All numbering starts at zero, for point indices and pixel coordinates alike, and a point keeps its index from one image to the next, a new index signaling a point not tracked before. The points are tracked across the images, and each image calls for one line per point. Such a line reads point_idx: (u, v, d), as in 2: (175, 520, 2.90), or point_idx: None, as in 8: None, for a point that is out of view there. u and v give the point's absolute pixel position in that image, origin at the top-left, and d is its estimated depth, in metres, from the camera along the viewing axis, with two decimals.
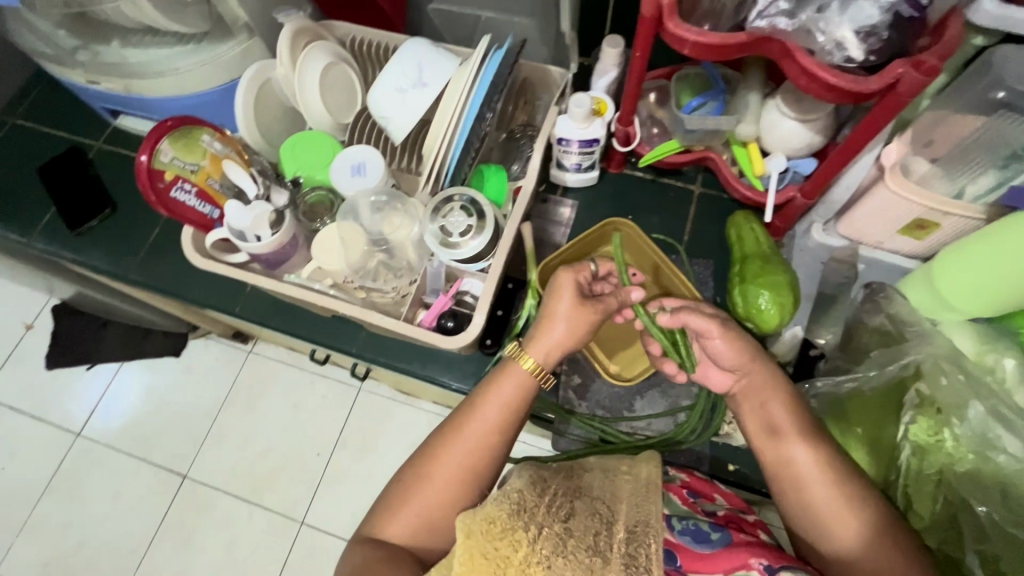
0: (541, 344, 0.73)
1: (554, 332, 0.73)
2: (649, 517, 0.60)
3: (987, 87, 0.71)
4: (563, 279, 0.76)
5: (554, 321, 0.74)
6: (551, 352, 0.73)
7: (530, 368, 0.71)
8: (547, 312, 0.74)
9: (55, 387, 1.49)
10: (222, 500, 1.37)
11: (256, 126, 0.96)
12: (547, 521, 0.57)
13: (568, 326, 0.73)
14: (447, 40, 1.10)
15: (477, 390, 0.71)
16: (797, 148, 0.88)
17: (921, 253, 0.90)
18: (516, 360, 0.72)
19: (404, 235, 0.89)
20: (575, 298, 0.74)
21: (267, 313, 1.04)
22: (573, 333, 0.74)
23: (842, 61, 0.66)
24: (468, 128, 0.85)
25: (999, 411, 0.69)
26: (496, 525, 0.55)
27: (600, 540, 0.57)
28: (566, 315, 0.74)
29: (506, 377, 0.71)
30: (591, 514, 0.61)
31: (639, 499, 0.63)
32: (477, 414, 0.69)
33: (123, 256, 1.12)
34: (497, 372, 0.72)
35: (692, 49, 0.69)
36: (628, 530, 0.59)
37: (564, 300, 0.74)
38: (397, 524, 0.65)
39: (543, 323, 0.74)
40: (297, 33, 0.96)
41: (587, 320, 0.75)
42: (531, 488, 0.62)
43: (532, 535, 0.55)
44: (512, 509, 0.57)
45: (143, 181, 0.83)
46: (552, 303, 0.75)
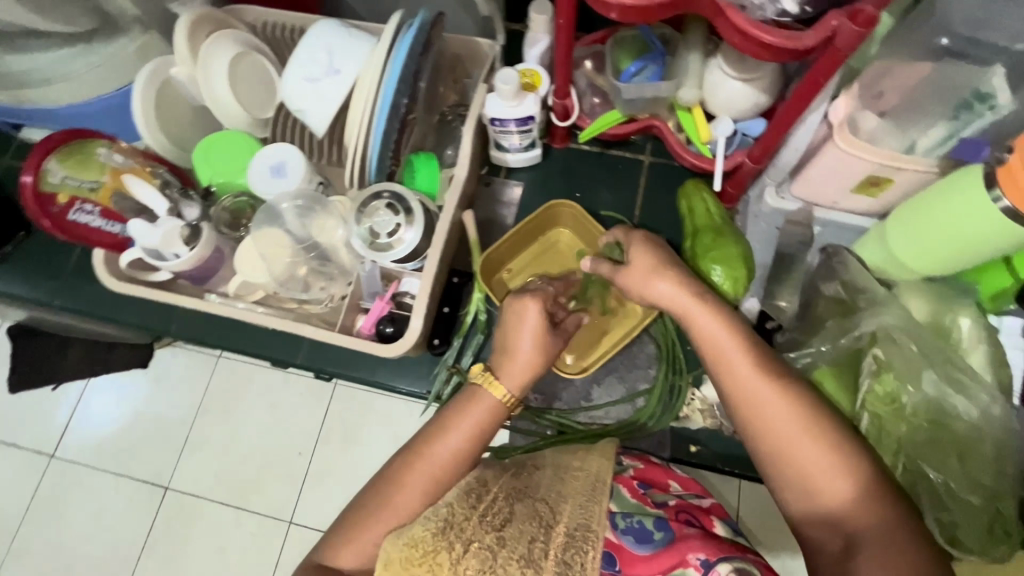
0: (510, 368, 0.66)
1: (519, 361, 0.67)
2: (591, 519, 0.56)
3: (930, 33, 0.66)
4: (530, 305, 0.68)
5: (519, 349, 0.67)
6: (521, 382, 0.67)
7: (500, 395, 0.65)
8: (509, 346, 0.68)
9: (21, 411, 1.33)
10: (208, 507, 1.24)
11: (161, 131, 0.88)
12: (477, 536, 0.54)
13: (536, 356, 0.67)
14: (365, 17, 1.01)
15: (446, 413, 0.65)
16: (744, 109, 0.82)
17: (877, 210, 0.85)
18: (484, 387, 0.65)
19: (332, 238, 0.84)
20: (539, 328, 0.67)
21: (206, 332, 0.99)
22: (538, 360, 0.68)
23: (776, 15, 0.61)
24: (386, 116, 0.77)
25: (952, 375, 0.69)
26: (417, 550, 0.52)
27: (535, 548, 0.54)
28: (530, 348, 0.67)
29: (474, 403, 0.64)
30: (529, 518, 0.58)
31: (585, 498, 0.59)
32: (444, 437, 0.62)
33: (46, 281, 1.05)
34: (465, 397, 0.66)
35: (618, 14, 0.63)
36: (567, 533, 0.55)
37: (536, 323, 0.67)
38: (347, 555, 0.58)
39: (506, 355, 0.67)
40: (197, 21, 0.86)
41: (552, 347, 0.69)
42: (465, 500, 0.59)
43: (457, 555, 0.52)
44: (437, 527, 0.54)
45: (32, 207, 0.76)
46: (514, 337, 0.67)
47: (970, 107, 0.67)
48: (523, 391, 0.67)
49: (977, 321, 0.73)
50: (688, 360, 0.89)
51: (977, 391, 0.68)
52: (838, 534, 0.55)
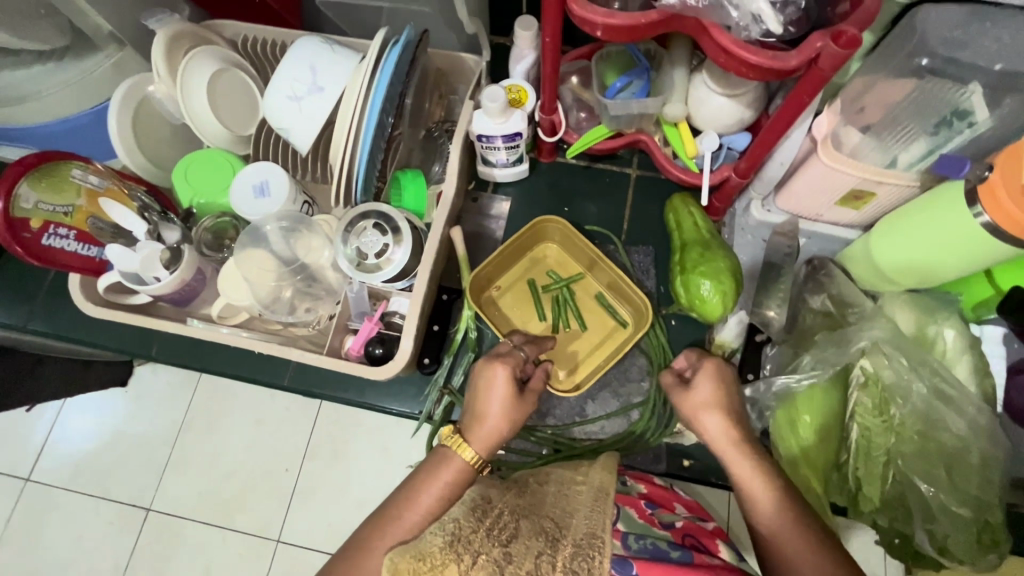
0: (478, 431, 0.66)
1: (488, 426, 0.66)
2: (597, 528, 0.54)
3: (911, 54, 0.65)
4: (500, 369, 0.69)
5: (487, 414, 0.67)
6: (492, 444, 0.67)
7: (469, 458, 0.64)
8: (478, 411, 0.68)
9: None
10: (191, 529, 1.20)
11: (140, 151, 0.86)
12: (485, 548, 0.53)
13: (503, 421, 0.67)
14: (348, 33, 1.00)
15: (416, 475, 0.64)
16: (729, 124, 0.83)
17: (861, 222, 0.86)
18: (454, 450, 0.65)
19: (319, 258, 0.83)
20: (508, 392, 0.68)
21: (189, 354, 0.97)
22: (506, 422, 0.67)
23: (760, 35, 0.61)
24: (371, 134, 0.76)
25: (940, 388, 0.70)
26: (425, 563, 0.52)
27: (541, 562, 0.52)
28: (499, 410, 0.67)
29: (442, 465, 0.64)
30: (536, 534, 0.56)
31: (592, 507, 0.57)
32: (412, 502, 0.61)
33: (21, 303, 1.02)
34: (433, 456, 0.66)
35: (604, 33, 0.63)
36: (575, 543, 0.54)
37: (505, 386, 0.68)
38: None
39: (475, 418, 0.68)
40: (173, 39, 0.84)
41: (523, 411, 0.69)
42: (470, 514, 0.58)
43: (464, 566, 0.52)
44: (445, 541, 0.53)
45: (3, 234, 0.71)
46: (483, 400, 0.68)
47: (949, 124, 0.68)
48: (491, 452, 0.66)
49: (961, 332, 0.74)
50: None
51: (964, 404, 0.69)
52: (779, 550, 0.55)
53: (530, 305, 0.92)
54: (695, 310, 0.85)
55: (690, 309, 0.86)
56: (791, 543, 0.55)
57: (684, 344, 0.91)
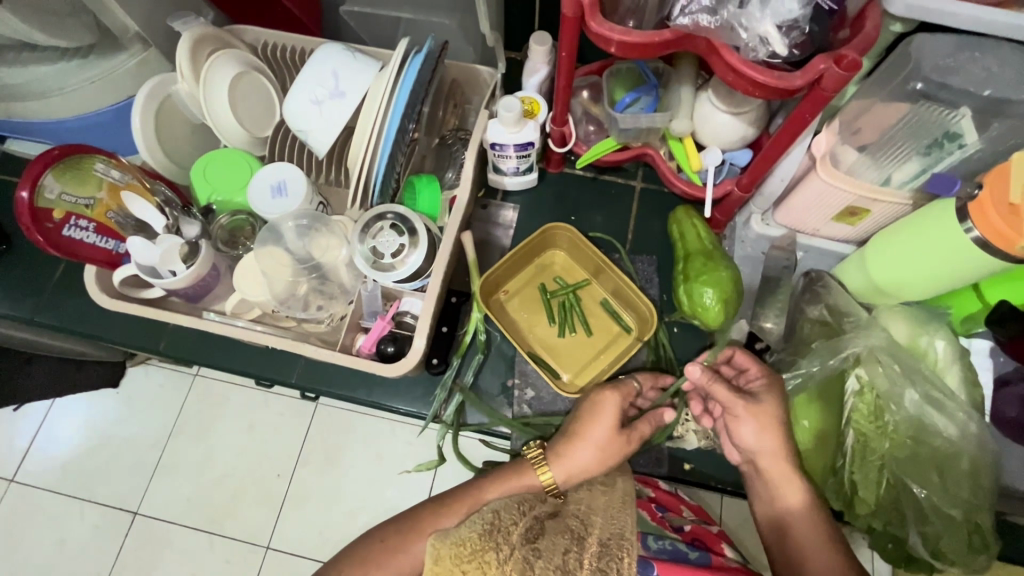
0: (562, 456, 0.65)
1: (582, 453, 0.65)
2: (623, 529, 0.58)
3: (905, 78, 0.70)
4: (610, 396, 0.67)
5: (587, 437, 0.65)
6: (573, 476, 0.65)
7: (543, 478, 0.65)
8: (579, 430, 0.66)
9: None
10: (179, 534, 1.18)
11: (159, 147, 0.87)
12: (519, 542, 0.55)
13: (605, 452, 0.65)
14: (367, 42, 1.03)
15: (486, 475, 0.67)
16: (733, 140, 0.87)
17: (855, 238, 0.90)
18: (534, 469, 0.65)
19: (336, 257, 0.84)
20: (616, 424, 0.66)
21: (196, 350, 0.98)
22: (604, 459, 0.65)
23: (766, 56, 0.65)
24: (392, 140, 0.79)
25: (931, 395, 0.74)
26: (466, 547, 0.53)
27: (570, 559, 0.54)
28: (601, 439, 0.65)
29: (516, 478, 0.66)
30: (561, 532, 0.58)
31: (614, 510, 0.60)
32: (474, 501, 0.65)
33: (26, 297, 1.02)
34: (507, 467, 0.68)
35: (618, 49, 0.66)
36: (601, 543, 0.57)
37: (613, 420, 0.66)
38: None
39: (571, 439, 0.66)
40: (197, 42, 0.86)
41: (621, 453, 0.66)
42: (511, 507, 0.60)
43: (502, 556, 0.53)
44: (483, 529, 0.55)
45: (26, 222, 0.73)
46: (588, 420, 0.66)
47: (941, 145, 0.73)
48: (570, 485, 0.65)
49: (950, 343, 0.78)
50: None
51: (954, 410, 0.74)
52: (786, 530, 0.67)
53: (538, 309, 0.95)
54: (697, 317, 0.88)
55: (692, 317, 0.89)
56: (810, 536, 0.65)
57: (685, 351, 0.94)
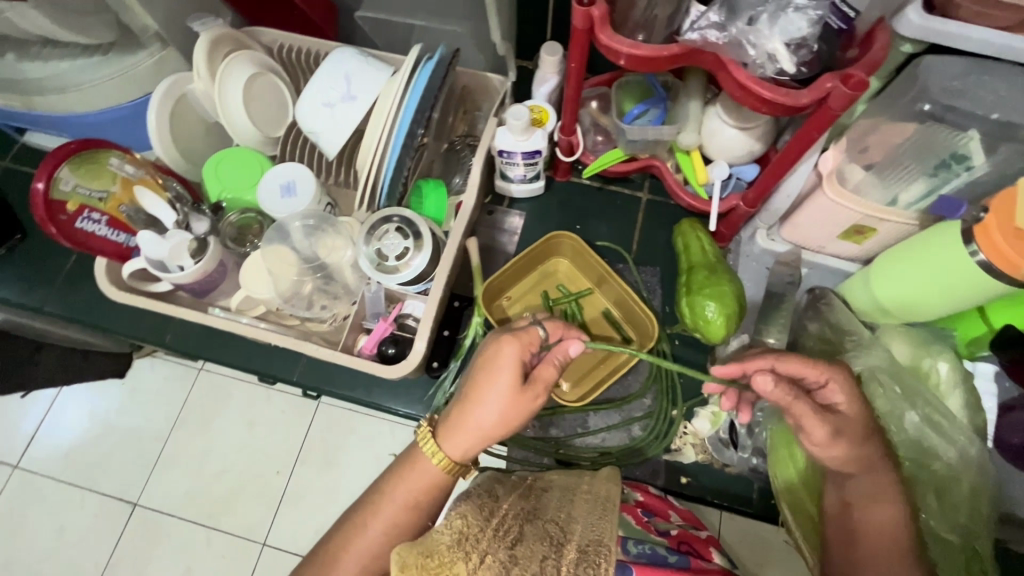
0: (452, 436, 0.62)
1: (477, 418, 0.61)
2: (603, 535, 0.56)
3: (914, 99, 0.70)
4: (507, 349, 0.61)
5: (483, 399, 0.60)
6: (469, 446, 0.62)
7: (438, 462, 0.64)
8: (472, 393, 0.61)
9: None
10: (177, 527, 1.19)
11: (173, 144, 0.89)
12: (492, 550, 0.54)
13: (502, 412, 0.60)
14: (380, 46, 1.05)
15: (397, 459, 0.66)
16: (739, 155, 0.87)
17: (861, 256, 0.89)
18: (428, 447, 0.63)
19: (341, 258, 0.85)
20: (512, 382, 0.60)
21: (202, 344, 1.00)
22: (503, 421, 0.61)
23: (774, 73, 0.65)
24: (400, 145, 0.80)
25: (932, 417, 0.74)
26: (433, 559, 0.52)
27: (546, 565, 0.53)
28: (497, 399, 0.60)
29: (416, 461, 0.64)
30: (540, 539, 0.57)
31: (595, 516, 0.60)
32: (393, 485, 0.65)
33: (40, 286, 1.05)
34: (407, 455, 0.66)
35: (627, 62, 0.67)
36: (579, 550, 0.55)
37: (506, 381, 0.60)
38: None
39: (465, 404, 0.62)
40: (214, 42, 0.87)
41: (523, 409, 0.62)
42: (478, 513, 0.59)
43: (472, 565, 0.53)
44: (452, 540, 0.54)
45: (40, 213, 0.76)
46: (481, 381, 0.61)
47: (948, 167, 0.72)
48: (469, 460, 0.64)
49: (954, 366, 0.77)
50: (684, 390, 0.92)
51: (955, 433, 0.73)
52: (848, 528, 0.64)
53: None
54: (699, 331, 0.88)
55: (694, 330, 0.89)
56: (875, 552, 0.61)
57: (686, 364, 0.94)
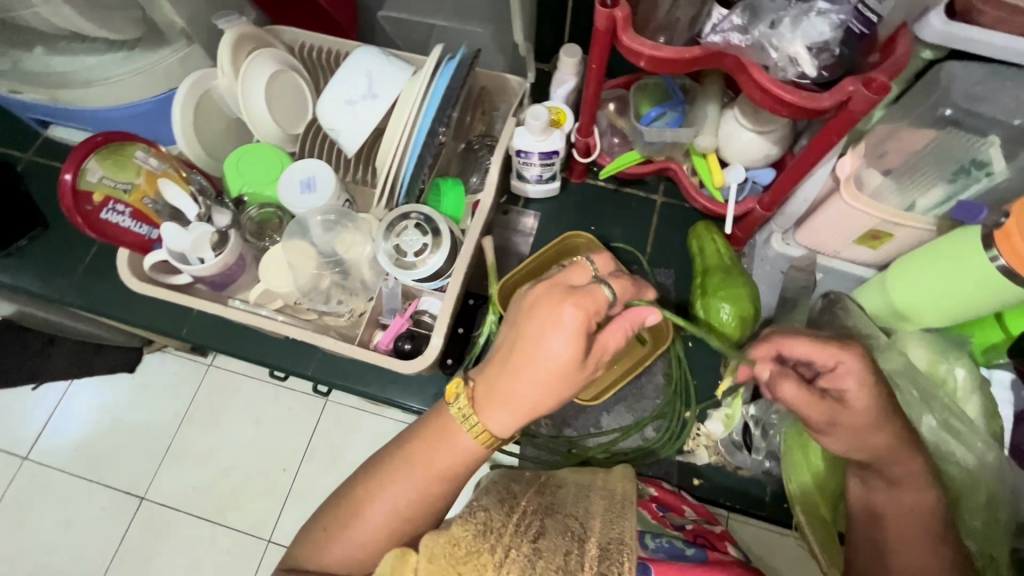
0: (495, 407, 0.57)
1: (522, 390, 0.56)
2: (623, 534, 0.57)
3: (934, 104, 0.70)
4: (568, 314, 0.54)
5: (534, 368, 0.55)
6: (512, 420, 0.57)
7: (476, 435, 0.58)
8: (519, 362, 0.55)
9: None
10: (184, 521, 1.20)
11: (196, 139, 0.90)
12: (515, 543, 0.54)
13: (552, 384, 0.55)
14: (400, 46, 1.06)
15: (425, 426, 0.61)
16: (756, 159, 0.87)
17: (877, 261, 0.89)
18: (465, 419, 0.58)
19: (359, 253, 0.86)
20: (569, 353, 0.54)
21: (217, 337, 1.01)
22: (551, 394, 0.56)
23: (795, 77, 0.66)
24: (421, 143, 0.81)
25: (951, 423, 0.74)
26: (459, 548, 0.53)
27: (571, 560, 0.53)
28: (547, 371, 0.55)
29: (448, 432, 0.59)
30: (561, 533, 0.57)
31: (614, 515, 0.60)
32: (414, 456, 0.59)
33: (59, 278, 1.06)
34: (437, 422, 0.60)
35: (648, 63, 0.68)
36: (600, 547, 0.56)
37: (563, 351, 0.54)
38: (347, 546, 0.58)
39: (511, 372, 0.56)
40: (239, 39, 0.89)
41: (574, 382, 0.57)
42: (499, 508, 0.59)
43: (498, 559, 0.52)
44: (477, 531, 0.55)
45: (67, 203, 0.77)
46: (534, 348, 0.55)
47: (968, 173, 0.73)
48: (509, 434, 0.59)
49: (971, 372, 0.77)
50: (698, 392, 0.93)
51: (973, 438, 0.73)
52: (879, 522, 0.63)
53: None
54: (713, 333, 0.87)
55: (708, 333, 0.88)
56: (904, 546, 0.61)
57: (699, 366, 0.94)
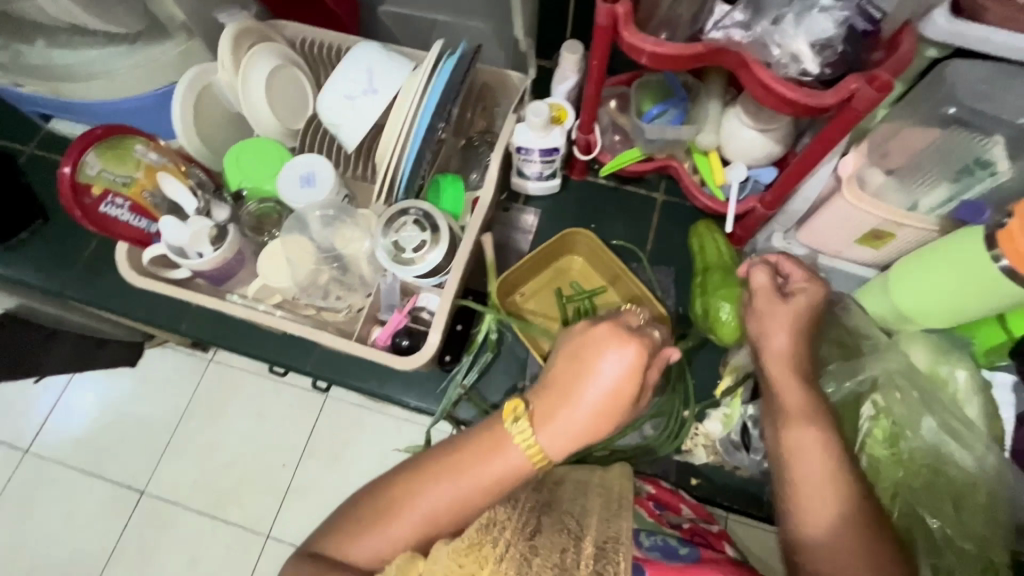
0: (552, 427, 0.59)
1: (577, 416, 0.59)
2: (619, 534, 0.56)
3: (939, 102, 0.70)
4: (632, 348, 0.60)
5: (591, 395, 0.59)
6: (565, 444, 0.60)
7: (530, 452, 0.59)
8: (578, 388, 0.60)
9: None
10: (183, 516, 1.20)
11: (196, 133, 0.90)
12: (513, 541, 0.54)
13: (605, 412, 0.60)
14: (402, 42, 1.06)
15: (476, 437, 0.61)
16: (758, 157, 0.87)
17: (875, 261, 0.89)
18: (518, 438, 0.60)
19: (358, 249, 0.86)
20: (630, 384, 0.60)
21: (217, 332, 1.01)
22: (600, 422, 0.60)
23: (797, 74, 0.65)
24: (421, 139, 0.81)
25: (950, 424, 0.74)
26: (464, 541, 0.53)
27: (567, 558, 0.53)
28: (603, 397, 0.59)
29: (503, 446, 0.60)
30: (558, 530, 0.57)
31: (610, 514, 0.60)
32: (465, 464, 0.60)
33: (59, 271, 1.06)
34: (492, 433, 0.61)
35: (649, 60, 0.67)
36: (596, 545, 0.55)
37: (621, 381, 0.60)
38: (378, 543, 0.58)
39: (569, 398, 0.60)
40: (240, 34, 0.89)
41: (621, 414, 0.61)
42: (499, 502, 0.60)
43: (499, 552, 0.52)
44: (479, 525, 0.56)
45: (67, 196, 0.77)
46: (595, 376, 0.60)
47: (972, 171, 0.72)
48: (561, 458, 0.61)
49: (973, 375, 0.76)
50: (697, 392, 0.92)
51: (972, 441, 0.73)
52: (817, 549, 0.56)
53: (552, 312, 0.97)
54: (712, 331, 0.87)
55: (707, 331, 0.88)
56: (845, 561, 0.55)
57: (699, 366, 0.94)
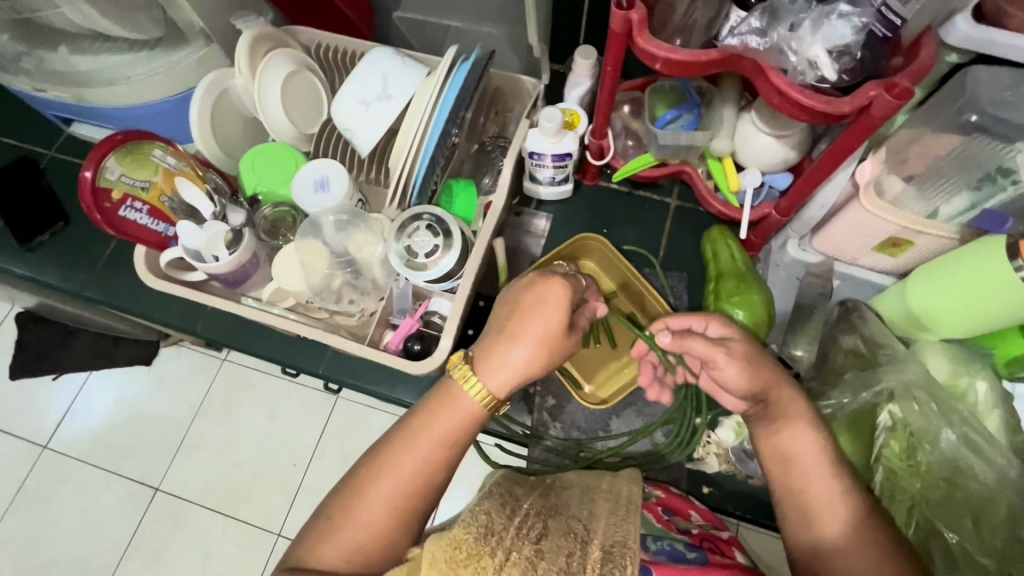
0: (492, 368, 0.60)
1: (514, 354, 0.59)
2: (627, 537, 0.56)
3: (959, 110, 0.69)
4: (557, 287, 0.61)
5: (524, 332, 0.60)
6: (508, 381, 0.60)
7: (477, 395, 0.60)
8: (512, 328, 0.60)
9: (16, 400, 1.31)
10: (196, 513, 1.22)
11: (214, 138, 0.91)
12: (516, 546, 0.54)
13: (541, 347, 0.60)
14: (416, 47, 1.07)
15: (427, 400, 0.61)
16: (773, 163, 0.86)
17: (897, 269, 0.87)
18: (460, 380, 0.60)
19: (371, 253, 0.87)
20: (562, 318, 0.60)
21: (232, 334, 1.02)
22: (540, 358, 0.60)
23: (815, 80, 0.64)
24: (435, 142, 0.81)
25: (970, 436, 0.72)
26: (461, 550, 0.52)
27: (572, 562, 0.53)
28: (539, 334, 0.59)
29: (451, 398, 0.60)
30: (564, 534, 0.57)
31: (617, 518, 0.59)
32: (420, 430, 0.59)
33: (79, 272, 1.08)
34: (440, 390, 0.61)
35: (664, 66, 0.67)
36: (603, 549, 0.55)
37: (554, 319, 0.60)
38: (352, 532, 0.56)
39: (504, 338, 0.60)
40: (257, 39, 0.90)
41: (560, 350, 0.62)
42: (501, 511, 0.59)
43: (499, 562, 0.52)
44: (479, 533, 0.54)
45: (87, 201, 0.79)
46: (526, 314, 0.60)
47: (993, 179, 0.70)
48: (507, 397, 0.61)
49: (992, 387, 0.75)
50: (709, 399, 0.91)
51: (993, 454, 0.71)
52: (830, 568, 0.54)
53: None
54: None
55: None
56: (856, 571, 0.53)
57: None
